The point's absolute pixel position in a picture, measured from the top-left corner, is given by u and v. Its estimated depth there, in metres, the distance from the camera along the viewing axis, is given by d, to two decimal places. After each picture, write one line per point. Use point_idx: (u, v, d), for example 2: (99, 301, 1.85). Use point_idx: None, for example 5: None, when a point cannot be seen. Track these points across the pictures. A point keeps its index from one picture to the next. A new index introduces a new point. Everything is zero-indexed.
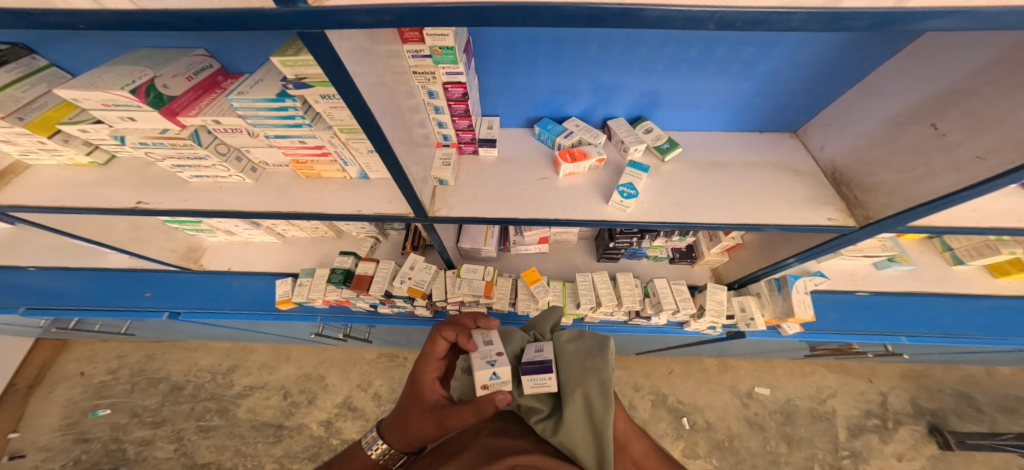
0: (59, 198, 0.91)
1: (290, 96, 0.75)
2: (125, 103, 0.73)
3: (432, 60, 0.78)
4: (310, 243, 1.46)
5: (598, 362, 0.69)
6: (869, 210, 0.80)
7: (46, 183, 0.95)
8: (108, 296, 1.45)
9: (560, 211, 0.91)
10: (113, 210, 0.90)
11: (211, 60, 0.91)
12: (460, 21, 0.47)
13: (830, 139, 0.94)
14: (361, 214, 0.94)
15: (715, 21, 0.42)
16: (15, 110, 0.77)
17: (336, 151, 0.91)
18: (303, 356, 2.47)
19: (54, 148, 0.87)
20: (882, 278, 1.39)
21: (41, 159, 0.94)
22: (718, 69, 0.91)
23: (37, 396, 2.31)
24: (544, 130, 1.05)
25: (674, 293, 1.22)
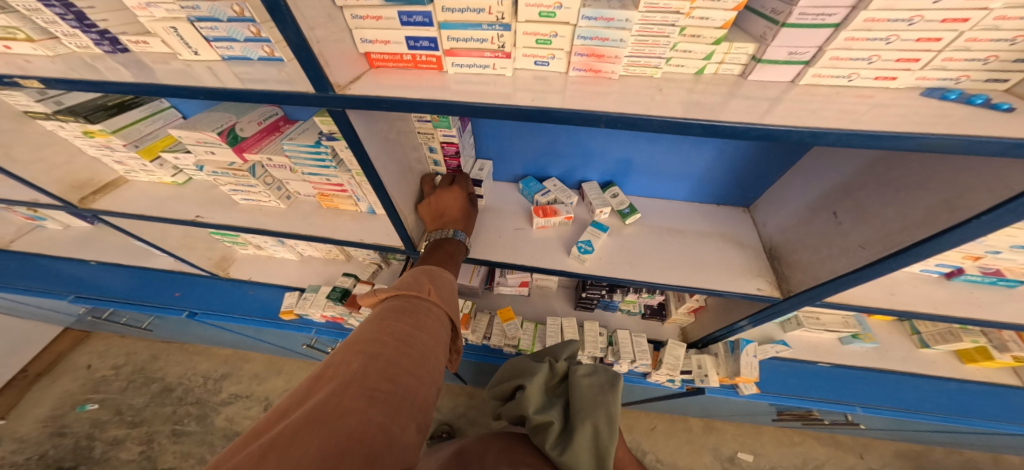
0: (132, 205, 1.12)
1: (324, 145, 0.95)
2: (211, 141, 0.94)
3: (432, 124, 0.98)
4: (322, 263, 1.61)
5: (611, 396, 0.89)
6: (792, 283, 0.89)
7: (131, 194, 1.16)
8: (139, 291, 1.60)
9: (527, 257, 1.06)
10: (175, 220, 1.07)
11: (278, 109, 1.12)
12: (430, 110, 0.66)
13: (770, 218, 1.07)
14: (363, 242, 1.10)
15: (606, 121, 0.60)
16: (136, 139, 1.04)
17: (353, 189, 1.09)
18: (294, 370, 2.52)
19: (151, 169, 1.10)
20: (848, 352, 1.43)
21: (138, 176, 1.19)
22: (676, 146, 1.08)
23: (41, 384, 2.39)
24: (527, 187, 1.22)
25: (633, 344, 1.30)
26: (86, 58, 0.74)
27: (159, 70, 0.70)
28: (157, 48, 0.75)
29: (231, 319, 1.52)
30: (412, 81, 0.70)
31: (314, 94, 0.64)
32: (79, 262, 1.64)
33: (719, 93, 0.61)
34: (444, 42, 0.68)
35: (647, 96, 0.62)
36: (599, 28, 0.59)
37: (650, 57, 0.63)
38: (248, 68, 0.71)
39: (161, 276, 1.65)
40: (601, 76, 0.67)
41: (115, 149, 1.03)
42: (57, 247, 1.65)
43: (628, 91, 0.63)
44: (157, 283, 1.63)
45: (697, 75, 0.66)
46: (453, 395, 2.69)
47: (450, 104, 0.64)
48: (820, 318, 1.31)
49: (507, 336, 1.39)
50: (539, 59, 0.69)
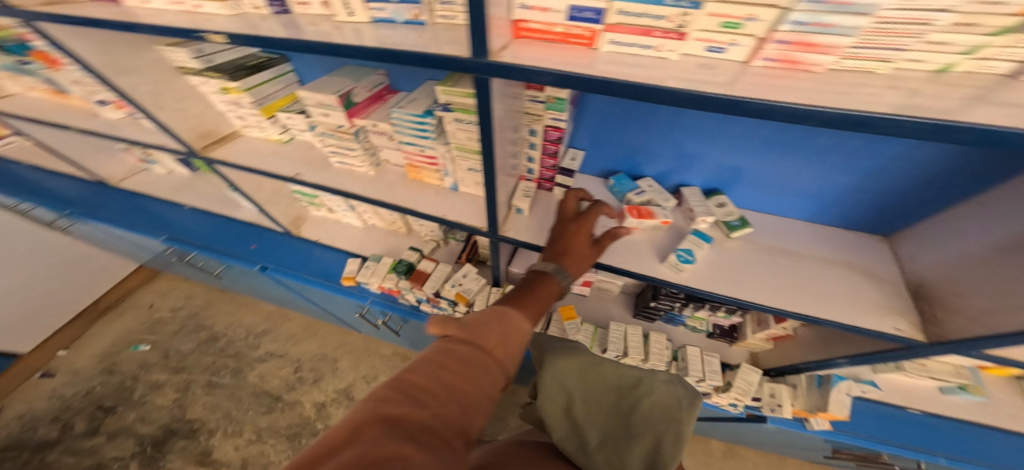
0: (244, 158, 1.21)
1: (432, 115, 0.96)
2: (329, 104, 1.03)
3: (544, 106, 0.90)
4: (384, 234, 1.69)
5: (682, 415, 0.63)
6: (945, 330, 0.70)
7: (243, 147, 1.25)
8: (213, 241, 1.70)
9: (615, 258, 0.97)
10: (275, 174, 1.16)
11: (384, 77, 1.18)
12: (590, 89, 0.58)
13: (922, 254, 0.84)
14: (445, 219, 1.10)
15: (819, 119, 0.46)
16: (260, 97, 1.13)
17: (444, 164, 1.09)
18: (326, 336, 2.80)
19: (263, 126, 1.21)
20: (949, 403, 1.22)
21: (250, 131, 1.27)
22: (817, 157, 0.88)
23: (104, 319, 2.79)
24: (618, 183, 1.10)
25: (703, 363, 1.22)
26: (256, 19, 0.79)
27: (309, 31, 0.72)
28: (314, 9, 0.78)
29: (297, 277, 1.62)
30: (560, 56, 0.62)
31: (469, 59, 0.60)
32: (173, 205, 1.78)
33: (971, 86, 0.46)
34: (610, 15, 0.58)
35: (868, 95, 0.46)
36: (825, 13, 0.45)
37: (883, 47, 0.47)
38: (391, 32, 0.71)
39: (238, 227, 1.74)
40: (797, 69, 0.52)
41: (242, 106, 1.12)
42: (153, 187, 1.77)
43: (826, 90, 0.48)
44: (235, 232, 1.72)
45: (937, 74, 0.49)
46: None
47: (615, 82, 0.55)
48: (926, 364, 1.15)
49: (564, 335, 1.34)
50: (714, 44, 0.55)
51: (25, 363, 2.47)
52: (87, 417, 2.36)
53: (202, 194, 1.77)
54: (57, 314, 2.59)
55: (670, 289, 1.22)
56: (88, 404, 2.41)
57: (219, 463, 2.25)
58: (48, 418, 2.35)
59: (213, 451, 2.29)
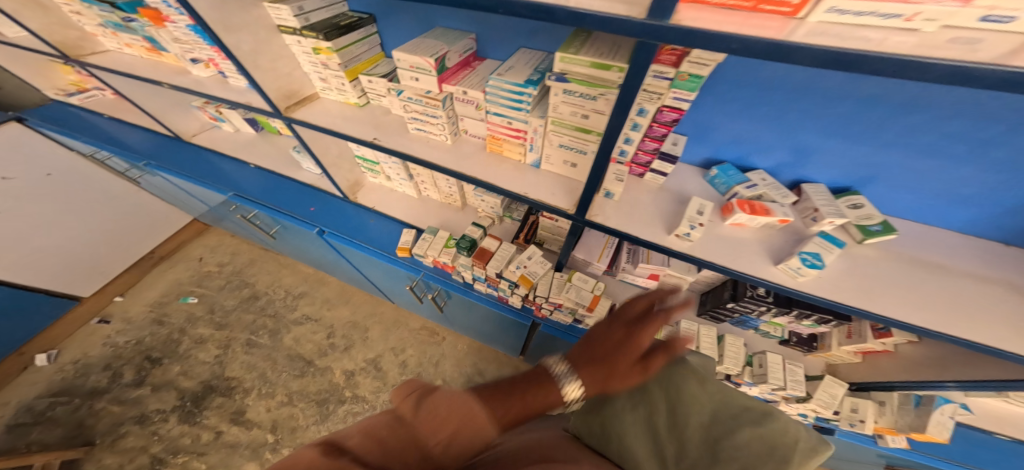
0: (325, 121, 1.22)
1: (533, 84, 0.89)
2: (424, 67, 1.00)
3: (670, 83, 0.79)
4: (438, 206, 1.75)
5: (787, 453, 0.61)
6: None
7: (324, 110, 1.26)
8: (280, 199, 1.83)
9: (720, 256, 0.86)
10: (356, 138, 1.18)
11: (473, 43, 1.11)
12: (809, 60, 0.46)
13: None
14: (526, 196, 1.05)
15: None
16: (347, 58, 1.15)
17: (533, 138, 1.02)
18: (359, 304, 2.86)
19: (345, 88, 1.22)
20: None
21: (328, 94, 1.29)
22: (996, 161, 0.78)
23: (160, 267, 2.89)
24: (722, 174, 0.95)
25: (785, 371, 1.13)
26: None
27: None
28: None
29: (354, 243, 1.72)
30: (755, 23, 0.49)
31: (643, 21, 0.51)
32: (243, 164, 1.87)
33: None
34: None
35: None
36: None
37: None
38: None
39: (303, 190, 1.84)
40: None
41: (329, 68, 1.15)
42: (226, 145, 1.84)
43: None
44: (299, 195, 1.83)
45: None
46: (499, 364, 2.63)
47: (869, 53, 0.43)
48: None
49: None
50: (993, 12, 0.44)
51: (86, 306, 2.57)
52: (136, 367, 2.45)
53: (267, 154, 1.81)
54: (121, 258, 2.68)
55: (757, 291, 1.13)
56: (137, 354, 2.50)
57: (251, 422, 2.30)
58: (101, 365, 2.44)
59: (247, 410, 2.35)
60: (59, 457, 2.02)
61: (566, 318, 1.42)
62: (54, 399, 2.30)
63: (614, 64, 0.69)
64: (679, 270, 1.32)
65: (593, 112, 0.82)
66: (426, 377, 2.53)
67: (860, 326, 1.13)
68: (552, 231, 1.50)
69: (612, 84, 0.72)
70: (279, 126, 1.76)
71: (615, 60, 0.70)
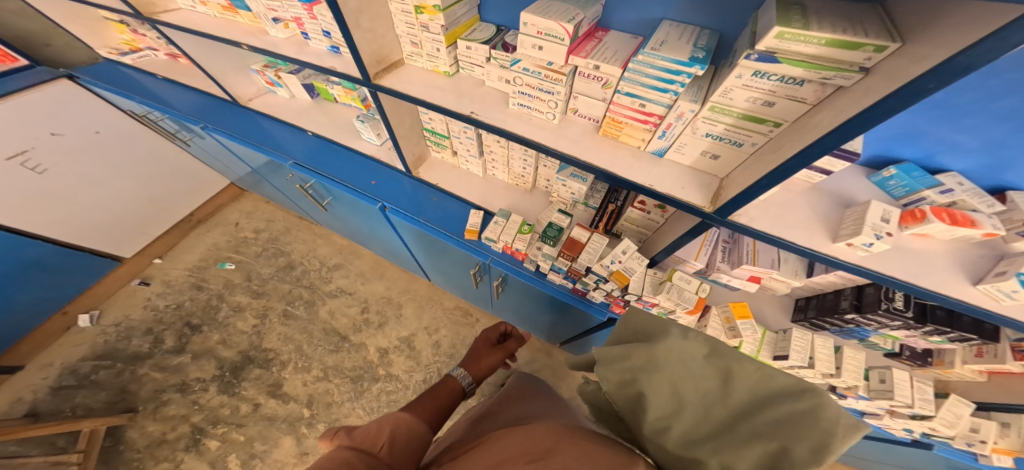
0: (415, 90, 1.09)
1: (700, 63, 0.76)
2: (557, 35, 0.86)
3: None
4: (504, 187, 1.60)
5: (824, 425, 0.46)
6: None
7: (411, 77, 1.13)
8: (331, 168, 1.69)
9: (900, 271, 0.78)
10: (452, 111, 1.05)
11: (601, 10, 0.95)
12: None
13: None
14: (652, 189, 0.93)
15: None
16: (449, 20, 1.02)
17: (671, 124, 0.88)
18: (394, 279, 2.81)
19: (438, 56, 1.08)
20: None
21: (415, 61, 1.16)
22: None
23: (198, 231, 2.83)
24: (904, 175, 0.85)
25: (913, 389, 1.11)
26: None
27: None
28: None
29: (413, 221, 1.59)
30: None
31: None
32: (299, 131, 1.74)
33: None
34: None
35: None
36: None
37: None
38: None
39: (356, 161, 1.69)
40: None
41: (428, 30, 1.01)
42: (281, 110, 1.72)
43: None
44: (354, 167, 1.68)
45: None
46: (533, 349, 2.63)
47: None
48: None
49: (730, 334, 1.23)
50: None
51: (126, 269, 2.53)
52: (176, 334, 2.44)
53: (326, 121, 1.70)
54: (160, 222, 2.61)
55: (895, 305, 1.03)
56: (177, 320, 2.48)
57: (288, 396, 2.29)
58: (142, 329, 2.43)
59: (284, 383, 2.33)
60: (107, 423, 2.01)
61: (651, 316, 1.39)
62: (97, 362, 2.29)
63: (868, 43, 0.51)
64: (786, 273, 1.19)
65: (785, 99, 0.67)
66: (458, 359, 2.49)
67: (994, 346, 1.06)
68: (639, 224, 1.34)
69: (850, 69, 0.55)
70: (336, 93, 1.60)
71: (870, 36, 0.52)
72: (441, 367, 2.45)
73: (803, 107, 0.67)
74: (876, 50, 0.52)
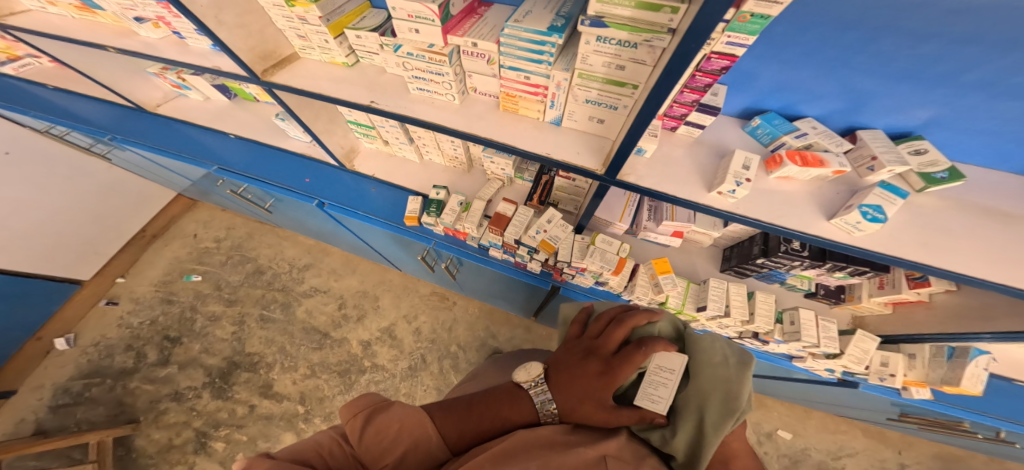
0: (311, 84, 1.09)
1: (559, 32, 0.76)
2: (426, 16, 0.85)
3: (726, 25, 0.65)
4: (442, 170, 1.60)
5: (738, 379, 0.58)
6: None
7: (306, 70, 1.13)
8: (263, 168, 1.68)
9: (766, 214, 0.82)
10: (349, 102, 1.04)
11: None
12: None
13: None
14: (549, 157, 0.94)
15: None
16: (328, 12, 0.99)
17: (553, 94, 0.89)
18: (367, 273, 2.87)
19: (330, 47, 1.06)
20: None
21: (310, 54, 1.14)
22: None
23: (155, 246, 2.88)
24: (767, 123, 0.88)
25: (818, 327, 1.15)
26: None
27: None
28: None
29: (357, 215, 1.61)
30: None
31: None
32: (218, 133, 1.70)
33: None
34: None
35: None
36: None
37: None
38: None
39: (288, 160, 1.68)
40: None
41: (308, 22, 0.98)
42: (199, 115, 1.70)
43: None
44: (285, 165, 1.67)
45: None
46: (512, 325, 2.70)
47: None
48: None
49: (656, 290, 1.27)
50: None
51: (88, 291, 2.56)
52: (156, 347, 2.52)
53: (244, 122, 1.69)
54: (111, 239, 2.62)
55: (793, 246, 1.08)
56: (155, 333, 2.56)
57: (281, 395, 2.40)
58: (122, 346, 2.51)
59: (274, 383, 2.43)
60: (112, 434, 2.11)
61: (587, 281, 1.39)
62: (87, 380, 2.39)
63: (666, 5, 0.57)
64: (704, 226, 1.24)
65: (630, 62, 0.71)
66: (441, 343, 2.62)
67: (892, 276, 1.09)
68: (569, 192, 1.37)
69: (659, 30, 0.61)
70: (253, 93, 1.60)
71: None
72: (424, 353, 2.57)
73: (646, 68, 0.71)
74: (673, 11, 0.57)
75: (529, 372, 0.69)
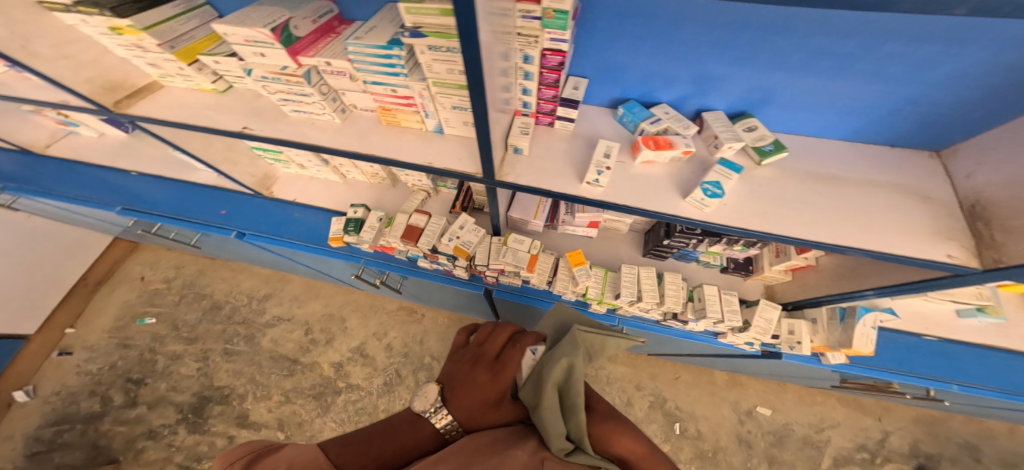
0: (175, 114, 1.02)
1: (399, 44, 0.75)
2: (262, 40, 0.79)
3: (540, 23, 0.68)
4: (367, 187, 1.61)
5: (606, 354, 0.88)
6: (1003, 253, 0.64)
7: (169, 99, 1.06)
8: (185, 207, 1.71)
9: (632, 198, 0.85)
10: (218, 131, 0.98)
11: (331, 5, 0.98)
12: None
13: (981, 167, 0.74)
14: (431, 167, 0.95)
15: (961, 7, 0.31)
16: (169, 39, 0.88)
17: (423, 104, 0.90)
18: (330, 296, 2.88)
19: (189, 75, 0.97)
20: (964, 327, 1.19)
21: (172, 82, 1.07)
22: (869, 69, 0.73)
23: (101, 293, 2.85)
24: (629, 112, 0.94)
25: (721, 302, 1.18)
26: None
27: None
28: None
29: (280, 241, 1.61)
30: None
31: None
32: (116, 170, 1.69)
33: None
34: None
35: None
36: None
37: None
38: None
39: (203, 192, 1.70)
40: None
41: (148, 50, 0.88)
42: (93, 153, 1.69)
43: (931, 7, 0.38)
44: (201, 198, 1.70)
45: None
46: None
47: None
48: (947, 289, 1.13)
49: (574, 282, 1.29)
50: None
51: (37, 343, 2.52)
52: (122, 389, 2.51)
53: (148, 160, 1.70)
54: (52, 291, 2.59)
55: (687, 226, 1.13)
56: (118, 377, 2.56)
57: (258, 424, 2.40)
58: (86, 392, 2.50)
59: (250, 413, 2.43)
60: None
61: (515, 281, 1.40)
62: (58, 426, 2.38)
63: None
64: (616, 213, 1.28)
65: None
66: (413, 356, 2.63)
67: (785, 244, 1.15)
68: None
69: None
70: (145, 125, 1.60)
71: None
72: (398, 367, 2.59)
73: None
74: None
75: (426, 399, 0.71)
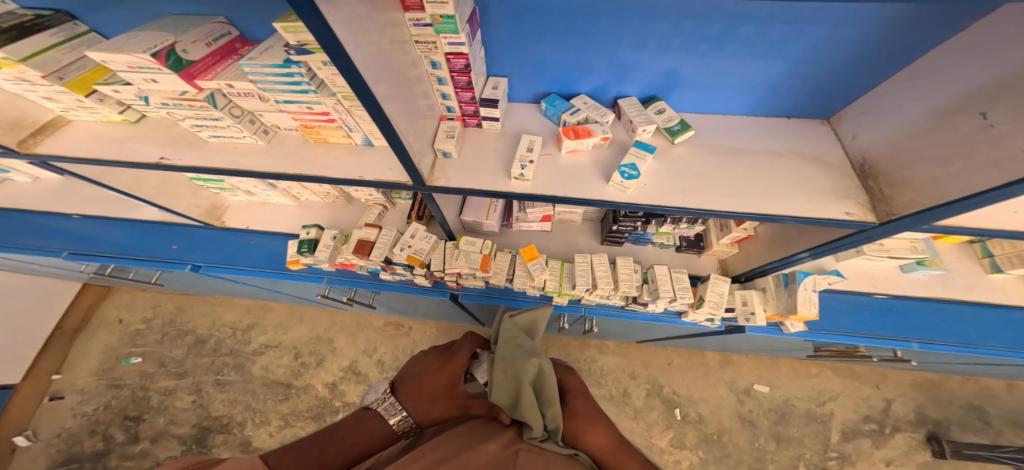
0: (93, 150, 1.02)
1: (296, 61, 0.78)
2: (147, 65, 0.80)
3: (433, 29, 0.71)
4: (323, 207, 1.63)
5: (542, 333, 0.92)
6: (893, 206, 0.67)
7: (77, 134, 1.07)
8: (140, 246, 1.73)
9: (560, 189, 0.87)
10: (139, 164, 0.99)
11: (229, 28, 1.00)
12: None
13: (864, 128, 0.79)
14: (363, 180, 0.97)
15: None
16: (56, 70, 0.86)
17: (342, 118, 0.92)
18: (315, 319, 2.87)
19: (93, 105, 0.97)
20: (911, 282, 1.22)
21: (78, 116, 1.06)
22: (742, 49, 0.76)
23: (81, 338, 2.85)
24: (551, 107, 0.97)
25: (672, 281, 1.21)
26: None
27: None
28: None
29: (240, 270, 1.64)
30: None
31: None
32: (62, 216, 1.69)
33: None
34: None
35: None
36: None
37: None
38: None
39: (156, 229, 1.72)
40: None
41: (34, 82, 0.86)
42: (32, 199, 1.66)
43: None
44: (155, 235, 1.71)
45: None
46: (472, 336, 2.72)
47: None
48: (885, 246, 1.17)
49: (531, 277, 1.31)
50: None
51: (28, 389, 2.53)
52: (121, 427, 2.53)
53: (94, 200, 1.70)
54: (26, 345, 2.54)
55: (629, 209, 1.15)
56: (115, 415, 2.57)
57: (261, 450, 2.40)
58: (86, 432, 2.51)
59: (252, 439, 2.45)
60: None
61: (477, 283, 1.41)
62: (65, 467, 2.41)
63: None
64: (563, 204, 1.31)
65: None
66: None
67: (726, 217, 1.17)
68: None
69: None
70: None
71: None
72: None
73: None
74: None
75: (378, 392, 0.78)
